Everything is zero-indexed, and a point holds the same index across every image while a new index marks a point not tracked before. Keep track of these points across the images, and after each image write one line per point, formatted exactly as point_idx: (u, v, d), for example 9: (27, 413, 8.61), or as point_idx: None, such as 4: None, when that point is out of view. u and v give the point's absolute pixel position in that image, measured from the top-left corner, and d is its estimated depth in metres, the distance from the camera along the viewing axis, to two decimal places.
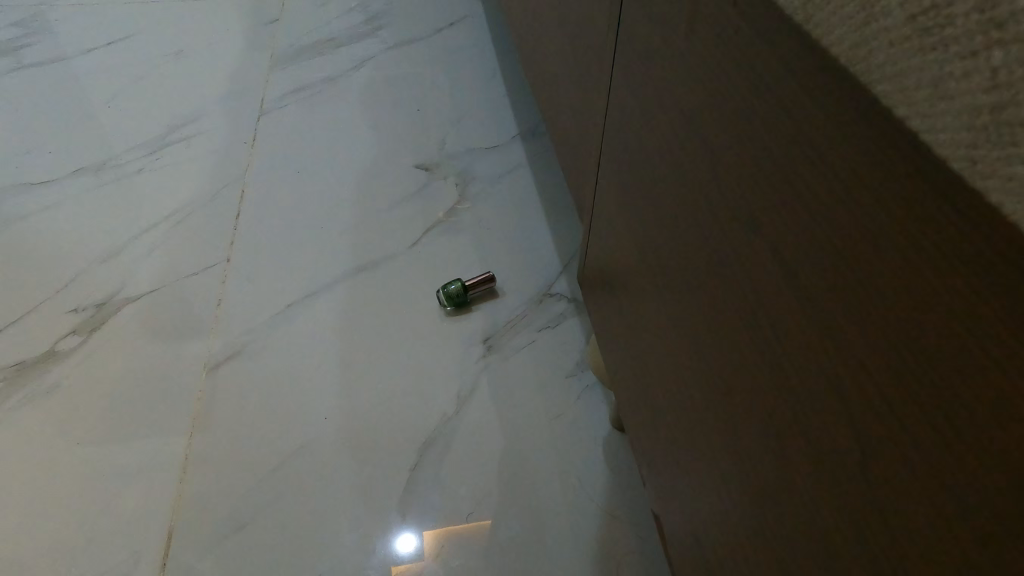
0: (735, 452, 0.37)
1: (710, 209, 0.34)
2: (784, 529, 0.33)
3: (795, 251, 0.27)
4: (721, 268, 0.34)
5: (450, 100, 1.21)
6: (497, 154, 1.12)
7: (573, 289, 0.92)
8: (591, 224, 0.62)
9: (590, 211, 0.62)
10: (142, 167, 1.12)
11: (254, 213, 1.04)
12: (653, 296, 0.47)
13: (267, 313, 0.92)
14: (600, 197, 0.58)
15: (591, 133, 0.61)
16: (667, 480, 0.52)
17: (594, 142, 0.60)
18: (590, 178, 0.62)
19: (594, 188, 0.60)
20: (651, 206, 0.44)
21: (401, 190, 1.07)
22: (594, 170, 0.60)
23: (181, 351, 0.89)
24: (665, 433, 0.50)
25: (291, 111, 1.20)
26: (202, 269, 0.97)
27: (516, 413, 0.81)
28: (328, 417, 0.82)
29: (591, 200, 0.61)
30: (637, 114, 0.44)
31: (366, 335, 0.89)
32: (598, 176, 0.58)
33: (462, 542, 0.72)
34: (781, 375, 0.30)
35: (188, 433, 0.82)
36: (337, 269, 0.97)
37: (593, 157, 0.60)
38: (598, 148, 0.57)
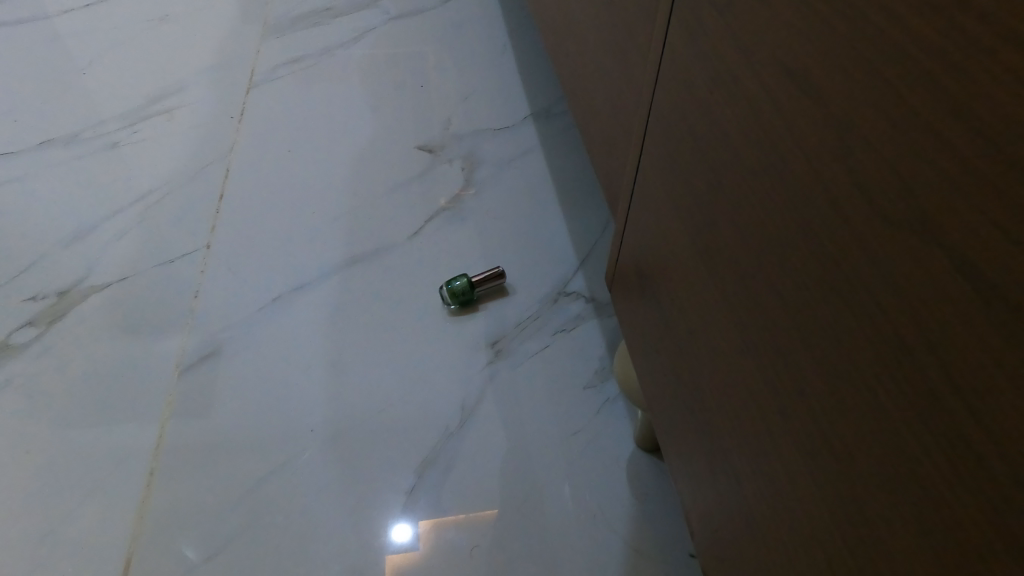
0: (796, 454, 0.32)
1: (807, 172, 0.27)
2: (865, 544, 0.27)
3: (967, 213, 0.20)
4: (799, 239, 0.28)
5: (457, 76, 1.11)
6: (508, 137, 1.02)
7: (591, 287, 0.83)
8: (627, 219, 0.52)
9: (625, 203, 0.52)
10: (117, 141, 1.02)
11: (239, 195, 0.94)
12: (710, 294, 0.39)
13: (250, 308, 0.83)
14: (642, 186, 0.48)
15: (632, 113, 0.51)
16: (709, 504, 0.44)
17: (634, 121, 0.50)
18: (627, 164, 0.52)
19: (632, 175, 0.50)
20: (721, 185, 0.35)
21: (401, 173, 0.97)
22: (632, 154, 0.50)
23: (151, 348, 0.80)
24: (715, 457, 0.42)
25: (284, 84, 1.10)
26: (178, 256, 0.88)
27: (527, 428, 0.72)
28: (315, 429, 0.73)
29: (628, 190, 0.51)
30: (715, 80, 0.34)
31: (359, 334, 0.80)
32: (639, 160, 0.48)
33: (460, 528, 0.66)
34: (880, 360, 0.24)
35: (155, 445, 0.73)
36: (329, 259, 0.87)
37: (633, 139, 0.51)
38: (643, 127, 0.47)
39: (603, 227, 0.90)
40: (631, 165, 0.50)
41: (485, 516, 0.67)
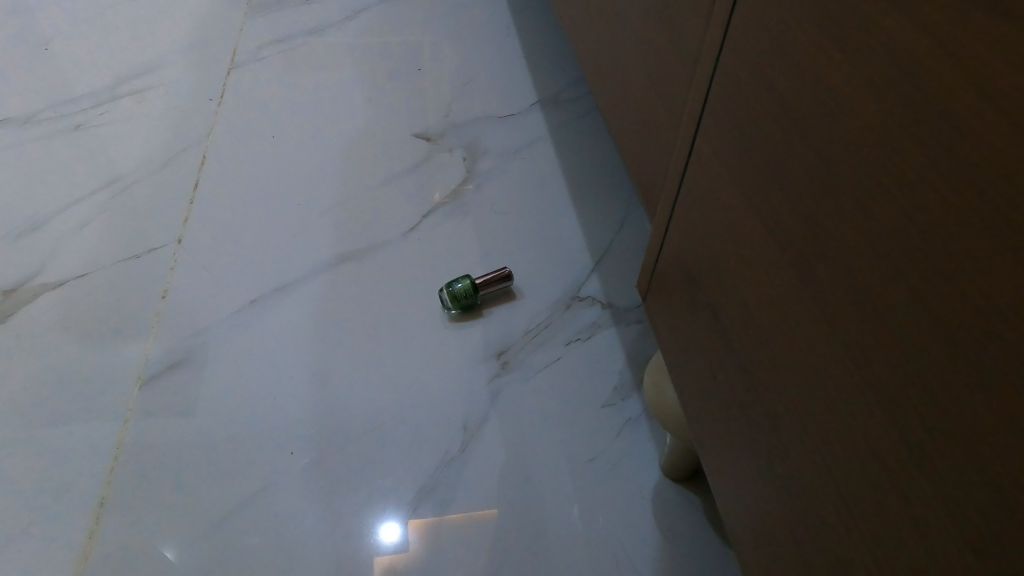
0: (835, 440, 0.28)
1: (990, 112, 0.19)
2: (957, 562, 0.23)
3: None
4: (869, 202, 0.24)
5: (458, 59, 1.02)
6: (513, 125, 0.93)
7: (608, 291, 0.75)
8: (671, 220, 0.43)
9: (669, 199, 0.43)
10: (81, 123, 0.92)
11: (216, 184, 0.85)
12: (791, 296, 0.30)
13: (223, 311, 0.74)
14: (695, 175, 0.39)
15: (682, 91, 0.42)
16: (772, 558, 0.35)
17: (686, 100, 0.41)
18: (672, 153, 0.43)
19: (681, 165, 0.41)
20: (816, 155, 0.27)
21: (397, 163, 0.88)
22: (681, 139, 0.41)
23: (111, 355, 0.71)
24: (783, 500, 0.34)
25: (270, 64, 1.00)
26: (145, 251, 0.79)
27: (538, 452, 0.63)
28: (296, 453, 0.64)
29: (673, 184, 0.42)
30: (829, 32, 0.25)
31: (348, 342, 0.72)
32: (691, 146, 0.39)
33: (450, 530, 0.60)
34: (979, 338, 0.21)
35: (109, 468, 0.64)
36: (315, 257, 0.79)
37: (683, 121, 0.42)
38: (699, 105, 0.38)
39: (619, 225, 0.81)
40: (679, 153, 0.41)
41: (486, 517, 0.60)
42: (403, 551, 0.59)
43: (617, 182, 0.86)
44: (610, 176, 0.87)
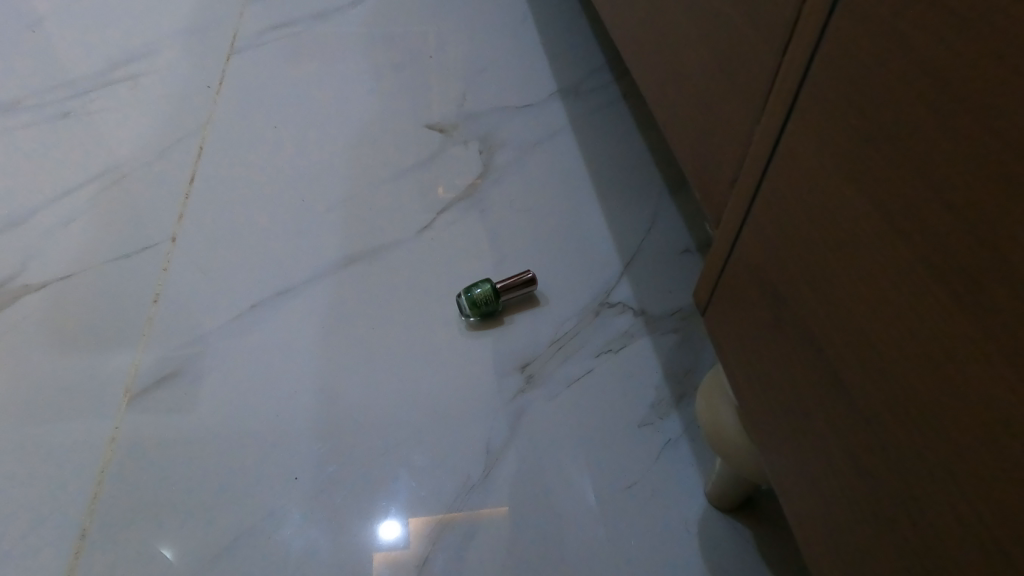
0: (918, 452, 0.26)
1: None
2: None
3: None
4: None
5: (472, 45, 0.95)
6: (532, 117, 0.87)
7: (640, 297, 0.69)
8: (746, 224, 0.36)
9: (744, 200, 0.36)
10: (69, 111, 0.86)
11: (214, 177, 0.79)
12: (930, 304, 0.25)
13: (220, 317, 0.68)
14: (780, 172, 0.32)
15: (758, 71, 0.35)
16: None
17: (767, 83, 0.34)
18: (747, 145, 0.36)
19: (761, 158, 0.34)
20: (988, 126, 0.21)
21: (409, 156, 0.82)
22: (764, 128, 0.34)
23: (97, 364, 0.65)
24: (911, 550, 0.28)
25: (271, 50, 0.94)
26: (136, 250, 0.72)
27: (570, 477, 0.58)
28: (299, 478, 0.58)
29: (750, 182, 0.35)
30: None
31: (356, 352, 0.66)
32: (779, 137, 0.32)
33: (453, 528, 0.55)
34: None
35: (94, 492, 0.58)
36: (321, 257, 0.72)
37: (765, 107, 0.35)
38: (793, 88, 0.31)
39: (650, 225, 0.75)
40: (760, 145, 0.34)
41: (494, 514, 0.56)
42: (404, 548, 0.55)
43: (646, 178, 0.80)
44: (637, 172, 0.81)
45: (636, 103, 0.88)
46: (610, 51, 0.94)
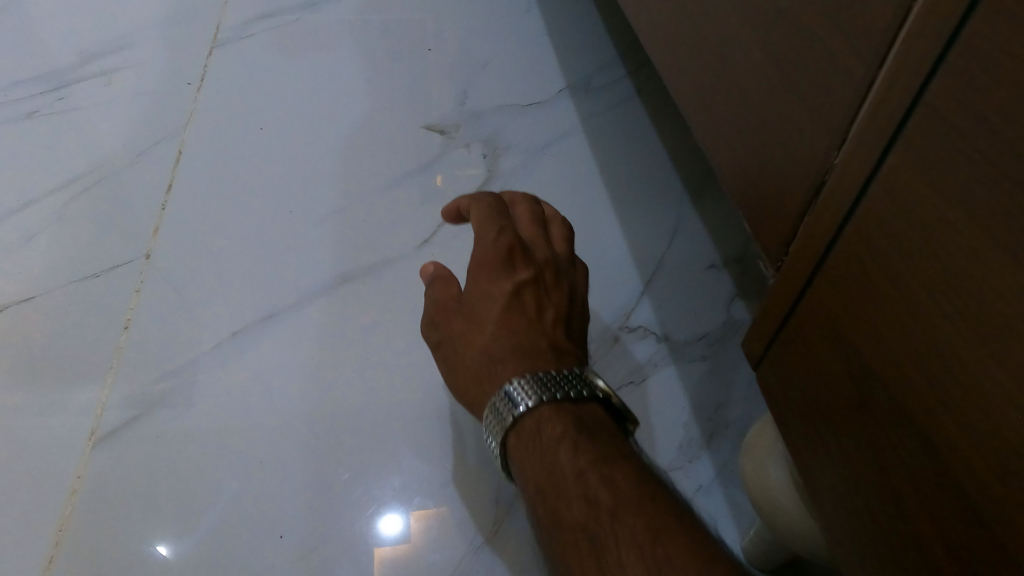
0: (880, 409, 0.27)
1: None
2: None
3: None
4: None
5: (473, 36, 0.88)
6: (540, 116, 0.80)
7: (663, 320, 0.63)
8: (820, 271, 0.29)
9: (818, 241, 0.30)
10: (36, 110, 0.79)
11: (194, 186, 0.72)
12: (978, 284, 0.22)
13: (200, 346, 0.62)
14: (873, 221, 0.26)
15: (836, 85, 0.28)
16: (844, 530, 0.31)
17: (848, 106, 0.27)
18: (823, 178, 0.30)
19: (843, 201, 0.28)
20: None
21: (406, 160, 0.75)
22: (848, 161, 0.28)
23: (65, 398, 0.59)
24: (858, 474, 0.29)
25: (256, 42, 0.86)
26: (107, 268, 0.66)
27: None
28: (287, 535, 0.54)
29: (828, 221, 0.29)
30: None
31: (350, 387, 0.60)
32: (873, 171, 0.26)
33: (455, 531, 0.54)
34: None
35: (49, 556, 0.53)
36: (311, 276, 0.66)
37: (844, 136, 0.28)
38: (896, 119, 0.24)
39: (670, 238, 0.69)
40: (840, 180, 0.28)
41: (506, 537, 0.53)
42: (406, 542, 0.53)
43: (664, 185, 0.73)
44: (656, 177, 0.74)
45: (652, 102, 0.81)
46: (623, 43, 0.87)
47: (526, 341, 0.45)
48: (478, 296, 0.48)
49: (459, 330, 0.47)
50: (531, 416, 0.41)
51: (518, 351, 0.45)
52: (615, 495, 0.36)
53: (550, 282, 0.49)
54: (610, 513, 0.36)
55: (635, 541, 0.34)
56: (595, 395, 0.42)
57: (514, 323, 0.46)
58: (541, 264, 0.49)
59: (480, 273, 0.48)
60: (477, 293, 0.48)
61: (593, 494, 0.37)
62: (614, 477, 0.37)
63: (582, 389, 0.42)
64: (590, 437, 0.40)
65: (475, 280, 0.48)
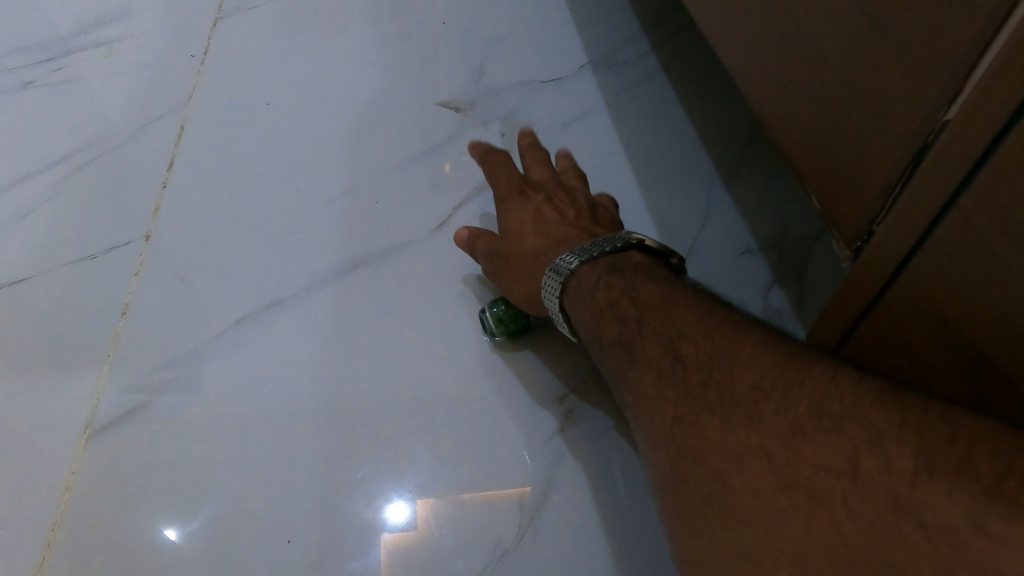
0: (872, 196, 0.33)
1: None
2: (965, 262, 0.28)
3: None
4: None
5: (490, 7, 0.83)
6: (563, 92, 0.75)
7: None
8: (930, 236, 0.29)
9: (926, 205, 0.29)
10: (32, 81, 0.75)
11: (196, 164, 0.68)
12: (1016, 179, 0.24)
13: (203, 333, 0.58)
14: (1003, 184, 0.25)
15: (964, 36, 0.25)
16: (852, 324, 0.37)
17: (967, 65, 0.25)
18: (927, 140, 0.28)
19: (959, 165, 0.27)
20: None
21: (420, 138, 0.71)
22: (962, 124, 0.26)
23: (59, 388, 0.56)
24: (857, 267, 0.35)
25: (262, 13, 0.81)
26: (103, 250, 0.63)
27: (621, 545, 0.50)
28: (295, 540, 0.50)
29: (938, 186, 0.28)
30: None
31: (361, 377, 0.57)
32: (999, 133, 0.25)
33: (462, 523, 0.51)
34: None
35: (42, 556, 0.50)
36: (320, 260, 0.62)
37: (955, 97, 0.26)
38: None
39: (702, 222, 0.65)
40: (951, 145, 0.27)
41: (528, 543, 0.50)
42: (412, 530, 0.51)
43: (696, 167, 0.69)
44: (687, 158, 0.69)
45: (680, 78, 0.76)
46: (649, 15, 0.82)
47: (561, 235, 0.54)
48: (512, 220, 0.56)
49: (506, 246, 0.55)
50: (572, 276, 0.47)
51: (557, 242, 0.53)
52: (641, 307, 0.43)
53: (569, 193, 0.57)
54: (637, 320, 0.42)
55: (658, 331, 0.41)
56: (631, 244, 0.48)
57: (551, 227, 0.55)
58: (558, 184, 0.58)
59: (506, 203, 0.57)
60: (508, 216, 0.57)
61: (621, 310, 0.44)
62: (640, 295, 0.44)
63: (616, 244, 0.48)
64: (625, 274, 0.46)
65: (504, 209, 0.57)
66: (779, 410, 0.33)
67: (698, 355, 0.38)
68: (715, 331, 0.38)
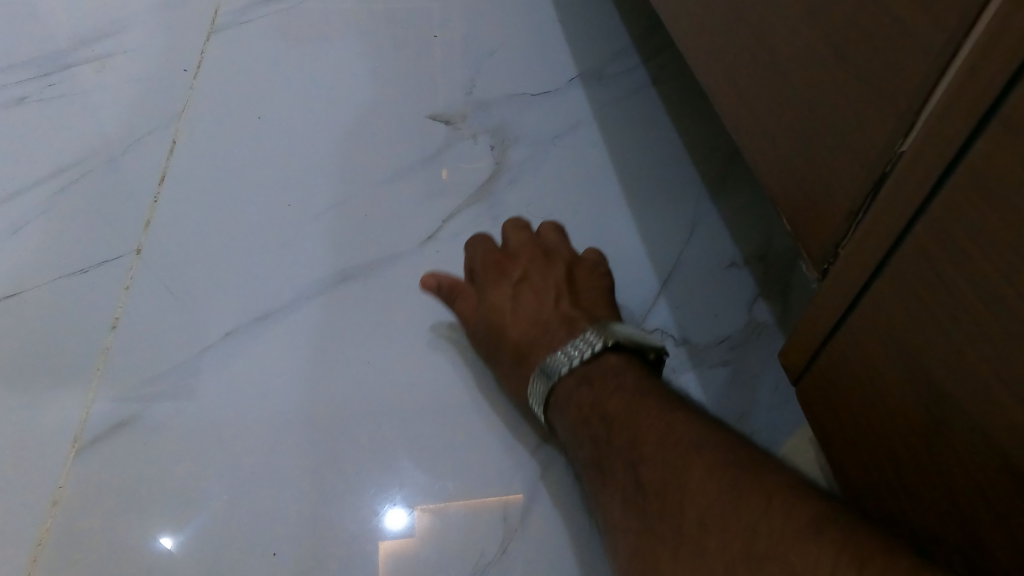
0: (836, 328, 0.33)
1: None
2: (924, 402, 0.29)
3: None
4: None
5: (482, 22, 0.84)
6: (551, 105, 0.76)
7: (682, 323, 0.60)
8: (884, 269, 0.29)
9: (883, 233, 0.29)
10: (26, 96, 0.76)
11: (188, 178, 0.69)
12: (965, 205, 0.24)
13: (192, 346, 0.59)
14: (952, 213, 0.25)
15: (922, 62, 0.26)
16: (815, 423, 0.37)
17: (926, 90, 0.26)
18: (886, 169, 0.28)
19: (915, 194, 0.27)
20: None
21: (410, 151, 0.72)
22: (919, 150, 0.26)
23: (48, 402, 0.56)
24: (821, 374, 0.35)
25: (255, 27, 0.82)
26: (94, 264, 0.63)
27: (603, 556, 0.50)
28: (281, 552, 0.51)
29: (896, 214, 0.28)
30: None
31: (349, 390, 0.57)
32: (953, 161, 0.25)
33: (452, 534, 0.51)
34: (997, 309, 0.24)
35: (30, 569, 0.50)
36: (309, 273, 0.63)
37: (914, 124, 0.27)
38: (985, 104, 0.23)
39: (687, 234, 0.65)
40: (910, 172, 0.27)
41: (512, 555, 0.50)
42: (410, 537, 0.51)
43: (682, 179, 0.70)
44: (674, 171, 0.70)
45: (668, 91, 0.77)
46: (638, 30, 0.83)
47: (543, 320, 0.53)
48: (493, 300, 0.55)
49: (488, 327, 0.55)
50: (550, 389, 0.49)
51: (539, 327, 0.53)
52: (609, 424, 0.44)
53: (549, 266, 0.57)
54: (607, 440, 0.43)
55: (624, 455, 0.41)
56: (604, 346, 0.48)
57: (532, 308, 0.54)
58: (538, 254, 0.58)
59: (488, 283, 0.57)
60: (490, 297, 0.56)
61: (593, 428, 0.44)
62: (608, 410, 0.44)
63: (589, 347, 0.48)
64: (598, 384, 0.47)
65: (485, 289, 0.57)
66: (721, 550, 0.34)
67: (655, 483, 0.39)
68: (675, 457, 0.39)
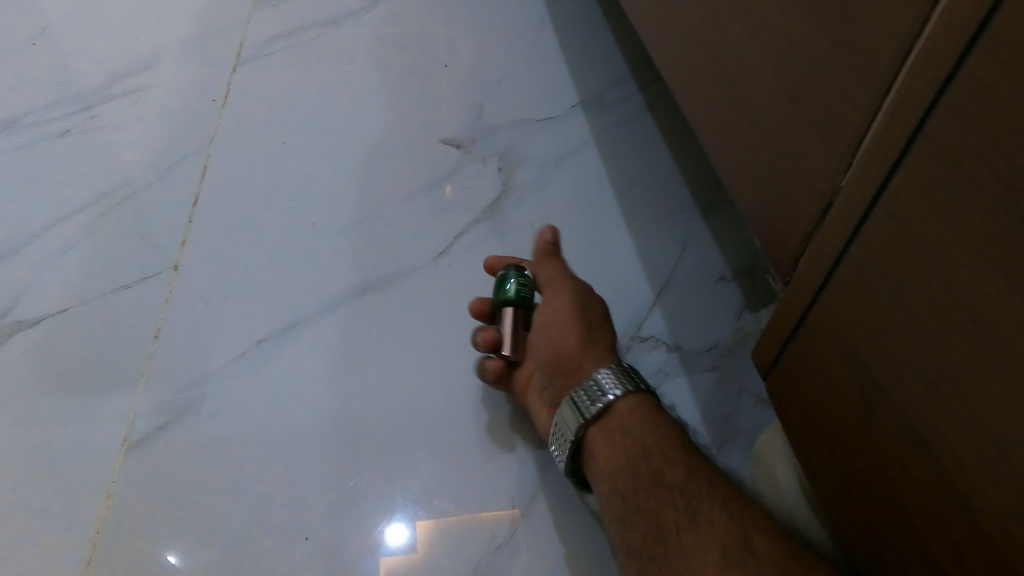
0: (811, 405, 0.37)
1: None
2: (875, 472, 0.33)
3: None
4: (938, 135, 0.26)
5: (488, 53, 0.90)
6: (554, 130, 0.82)
7: (675, 330, 0.65)
8: (825, 290, 0.34)
9: (827, 255, 0.34)
10: (69, 128, 0.82)
11: (219, 200, 0.75)
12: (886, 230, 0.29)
13: (226, 355, 0.64)
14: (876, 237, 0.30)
15: (853, 111, 0.31)
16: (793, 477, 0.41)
17: (858, 133, 0.31)
18: (829, 200, 0.34)
19: (850, 221, 0.32)
20: None
21: (423, 174, 0.78)
22: (853, 184, 0.32)
23: (98, 407, 0.62)
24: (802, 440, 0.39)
25: (278, 60, 0.89)
26: (136, 280, 0.69)
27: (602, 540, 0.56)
28: (311, 538, 0.56)
29: (835, 239, 0.33)
30: None
31: (370, 394, 0.62)
32: (876, 197, 0.30)
33: (455, 542, 0.55)
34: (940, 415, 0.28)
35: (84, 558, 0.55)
36: (332, 286, 0.69)
37: (849, 162, 0.32)
38: (896, 148, 0.28)
39: (679, 249, 0.71)
40: (846, 203, 0.32)
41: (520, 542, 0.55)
42: (411, 551, 0.55)
43: (674, 198, 0.75)
44: (667, 190, 0.76)
45: (661, 117, 0.83)
46: (634, 60, 0.89)
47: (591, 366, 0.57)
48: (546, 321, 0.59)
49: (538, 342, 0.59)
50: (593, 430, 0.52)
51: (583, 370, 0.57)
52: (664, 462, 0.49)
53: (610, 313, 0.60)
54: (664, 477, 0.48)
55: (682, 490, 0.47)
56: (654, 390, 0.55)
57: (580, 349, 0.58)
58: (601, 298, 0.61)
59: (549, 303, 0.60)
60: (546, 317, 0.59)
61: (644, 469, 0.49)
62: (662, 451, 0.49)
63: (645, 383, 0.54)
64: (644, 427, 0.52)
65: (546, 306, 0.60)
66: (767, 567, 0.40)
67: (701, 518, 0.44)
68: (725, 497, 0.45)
